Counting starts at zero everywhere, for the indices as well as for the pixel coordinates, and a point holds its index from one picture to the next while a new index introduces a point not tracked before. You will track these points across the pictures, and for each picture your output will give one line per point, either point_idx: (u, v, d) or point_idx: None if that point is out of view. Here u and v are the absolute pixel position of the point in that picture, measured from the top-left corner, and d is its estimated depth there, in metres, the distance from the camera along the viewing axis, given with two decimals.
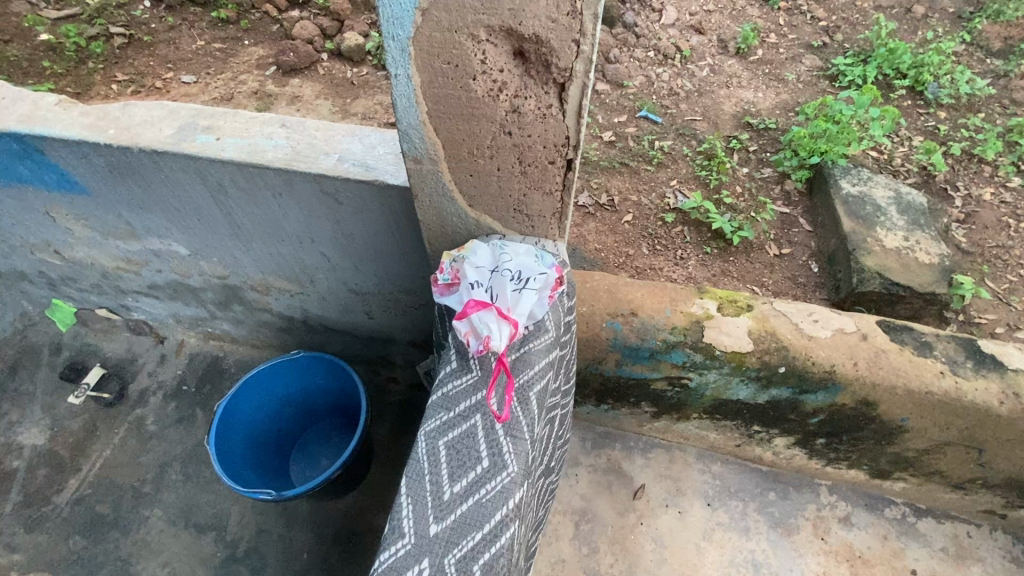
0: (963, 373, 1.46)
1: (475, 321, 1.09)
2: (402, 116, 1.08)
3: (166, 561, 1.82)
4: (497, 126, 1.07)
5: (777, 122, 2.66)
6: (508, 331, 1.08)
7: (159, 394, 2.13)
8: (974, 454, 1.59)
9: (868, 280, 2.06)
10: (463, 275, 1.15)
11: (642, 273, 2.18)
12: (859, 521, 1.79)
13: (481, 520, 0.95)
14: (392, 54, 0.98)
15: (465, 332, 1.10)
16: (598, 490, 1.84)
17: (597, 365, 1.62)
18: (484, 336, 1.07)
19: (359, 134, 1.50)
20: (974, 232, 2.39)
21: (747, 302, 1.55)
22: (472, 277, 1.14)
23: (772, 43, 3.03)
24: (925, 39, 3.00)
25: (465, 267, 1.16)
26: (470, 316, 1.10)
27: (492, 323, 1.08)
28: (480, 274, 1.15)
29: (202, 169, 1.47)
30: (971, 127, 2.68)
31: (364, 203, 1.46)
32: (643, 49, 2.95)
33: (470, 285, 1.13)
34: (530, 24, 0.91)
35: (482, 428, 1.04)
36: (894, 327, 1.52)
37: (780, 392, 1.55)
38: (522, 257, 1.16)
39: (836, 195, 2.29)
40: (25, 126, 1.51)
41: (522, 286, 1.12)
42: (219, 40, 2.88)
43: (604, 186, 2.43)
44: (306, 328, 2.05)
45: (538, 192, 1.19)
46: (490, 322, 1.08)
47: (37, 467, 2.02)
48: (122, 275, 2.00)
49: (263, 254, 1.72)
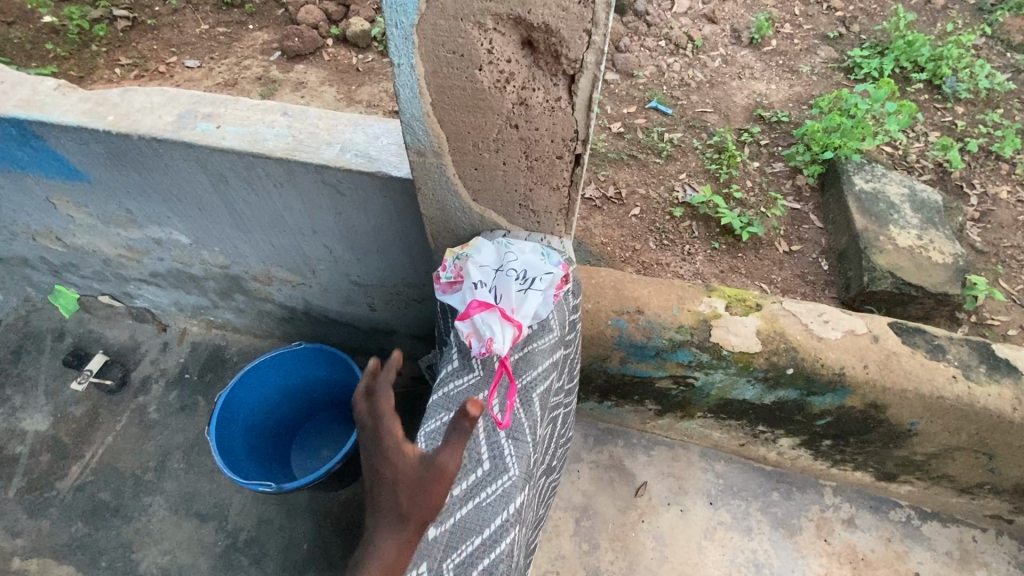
0: (976, 378, 1.43)
1: (477, 323, 1.07)
2: (404, 108, 1.04)
3: (167, 549, 1.82)
4: (503, 119, 1.04)
5: (790, 114, 2.61)
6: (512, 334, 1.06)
7: (161, 382, 2.13)
8: (983, 460, 1.56)
9: (880, 280, 2.02)
10: (468, 277, 1.12)
11: (648, 268, 2.15)
12: (863, 524, 1.77)
13: (481, 524, 0.93)
14: (395, 43, 0.95)
15: (467, 334, 1.08)
16: (600, 488, 1.82)
17: (601, 363, 1.59)
18: (487, 338, 1.05)
19: (362, 124, 1.47)
20: (988, 231, 2.34)
21: (756, 302, 1.52)
22: (475, 280, 1.11)
23: (787, 33, 2.96)
24: (945, 32, 2.93)
25: (470, 268, 1.13)
26: (472, 320, 1.07)
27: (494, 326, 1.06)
28: (484, 275, 1.12)
29: (202, 157, 1.45)
30: (989, 123, 2.62)
31: (365, 195, 1.43)
32: (654, 38, 2.89)
33: (474, 286, 1.11)
34: (539, 12, 0.88)
35: (482, 430, 1.01)
36: (906, 329, 1.49)
37: (787, 394, 1.52)
38: (527, 256, 1.13)
39: (849, 191, 2.24)
40: (24, 112, 1.49)
41: (527, 287, 1.09)
42: (223, 24, 2.84)
43: (611, 178, 2.40)
44: (308, 319, 2.03)
45: (544, 188, 1.16)
46: (492, 327, 1.05)
47: (39, 453, 2.02)
48: (124, 263, 1.98)
49: (264, 244, 1.70)
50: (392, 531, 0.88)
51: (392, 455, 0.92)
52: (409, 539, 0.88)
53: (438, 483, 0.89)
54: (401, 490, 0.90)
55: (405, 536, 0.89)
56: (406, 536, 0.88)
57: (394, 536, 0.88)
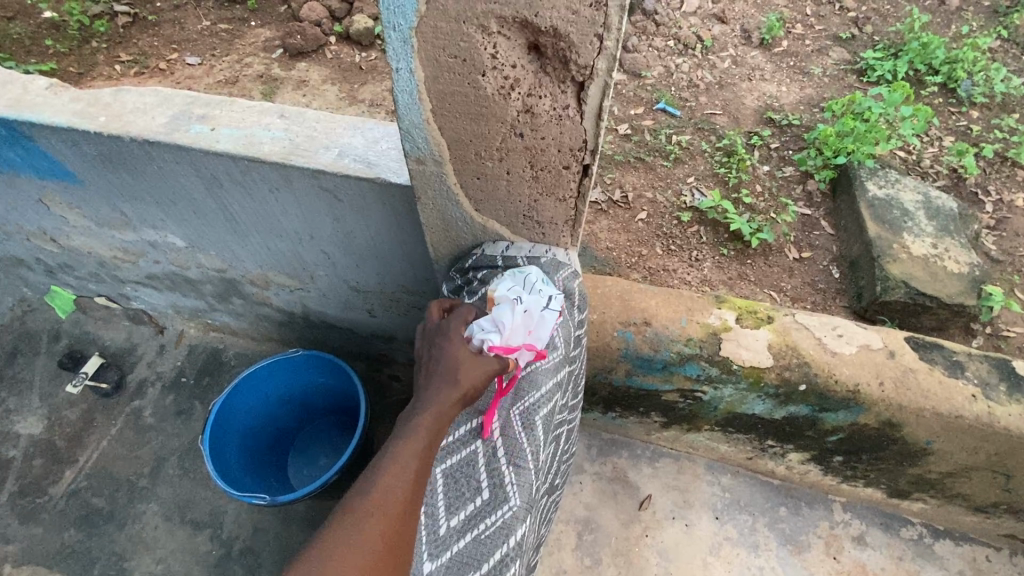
0: (995, 397, 1.37)
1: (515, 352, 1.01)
2: (403, 114, 1.00)
3: (161, 558, 1.78)
4: (508, 126, 0.99)
5: (801, 118, 2.55)
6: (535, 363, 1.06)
7: (157, 385, 2.09)
8: (1000, 480, 1.51)
9: (892, 290, 1.97)
10: (495, 296, 1.05)
11: (654, 275, 2.10)
12: (873, 542, 1.72)
13: (480, 558, 0.90)
14: (394, 46, 0.90)
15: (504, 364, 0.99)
16: (603, 500, 1.78)
17: (605, 374, 1.55)
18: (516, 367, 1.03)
19: (361, 127, 1.43)
20: (1004, 240, 2.28)
21: (767, 314, 1.47)
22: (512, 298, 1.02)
23: (798, 34, 2.90)
24: (960, 35, 2.86)
25: (495, 288, 1.06)
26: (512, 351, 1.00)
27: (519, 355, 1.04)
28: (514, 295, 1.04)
29: (195, 160, 1.40)
30: (1005, 128, 2.56)
31: (365, 201, 1.38)
32: (662, 38, 2.84)
33: (510, 307, 1.02)
34: (547, 16, 0.83)
35: (482, 455, 0.97)
36: (923, 344, 1.43)
37: (798, 409, 1.47)
38: (537, 275, 1.10)
39: (861, 197, 2.19)
40: (14, 111, 1.44)
41: (549, 307, 1.07)
42: (225, 21, 2.80)
43: (618, 181, 2.34)
44: (307, 324, 1.99)
45: (550, 199, 1.11)
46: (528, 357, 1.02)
47: (32, 457, 1.98)
48: (120, 265, 1.94)
49: (261, 249, 1.65)
50: (444, 392, 0.92)
51: (450, 336, 0.99)
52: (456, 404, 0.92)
53: (487, 361, 0.96)
54: (451, 364, 0.95)
55: (454, 403, 0.92)
56: (452, 402, 0.92)
57: (441, 401, 0.91)
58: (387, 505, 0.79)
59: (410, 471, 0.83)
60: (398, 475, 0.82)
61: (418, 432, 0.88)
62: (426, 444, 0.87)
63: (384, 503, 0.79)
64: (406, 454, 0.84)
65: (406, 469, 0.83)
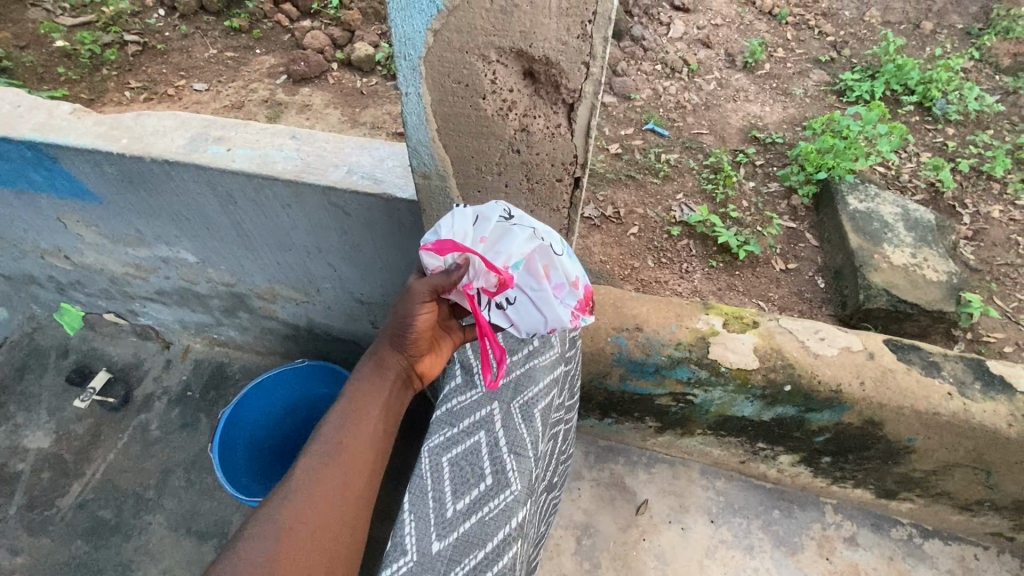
0: (970, 395, 1.44)
1: (464, 252, 0.99)
2: (411, 134, 1.09)
3: (167, 568, 1.82)
4: (506, 144, 1.07)
5: (784, 136, 2.66)
6: (540, 308, 1.02)
7: (163, 399, 2.14)
8: (981, 476, 1.57)
9: (875, 297, 2.05)
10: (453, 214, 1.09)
11: (647, 286, 2.18)
12: (864, 542, 1.77)
13: (483, 538, 0.94)
14: (404, 73, 0.99)
15: (458, 265, 1.00)
16: (601, 506, 1.83)
17: (601, 379, 1.62)
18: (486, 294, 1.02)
19: (368, 147, 1.51)
20: (982, 250, 2.37)
21: (753, 319, 1.54)
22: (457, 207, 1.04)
23: (780, 57, 3.03)
24: (934, 56, 3.00)
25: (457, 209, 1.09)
26: (455, 246, 0.98)
27: (523, 310, 1.03)
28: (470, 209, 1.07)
29: (212, 179, 1.48)
30: (979, 144, 2.67)
31: (371, 215, 1.46)
32: (650, 62, 2.96)
33: (456, 215, 1.04)
34: (540, 46, 0.92)
35: (485, 445, 1.04)
36: (901, 346, 1.51)
37: (785, 410, 1.54)
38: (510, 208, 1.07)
39: (843, 211, 2.28)
40: (39, 135, 1.52)
41: (517, 221, 1.03)
42: (231, 49, 2.91)
43: (610, 198, 2.44)
44: (311, 337, 2.05)
45: (544, 209, 1.19)
46: (481, 258, 0.98)
47: (40, 470, 2.02)
48: (131, 281, 2.01)
49: (271, 263, 1.73)
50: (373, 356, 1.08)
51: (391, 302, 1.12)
52: (383, 361, 1.07)
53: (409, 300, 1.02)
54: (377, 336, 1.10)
55: (381, 361, 1.07)
56: (379, 362, 1.07)
57: (370, 366, 1.07)
58: (313, 472, 0.94)
59: (338, 434, 0.99)
60: (326, 440, 0.98)
61: (352, 398, 1.04)
62: (357, 406, 1.03)
63: (311, 469, 0.94)
64: (336, 421, 1.00)
65: (333, 436, 0.98)
